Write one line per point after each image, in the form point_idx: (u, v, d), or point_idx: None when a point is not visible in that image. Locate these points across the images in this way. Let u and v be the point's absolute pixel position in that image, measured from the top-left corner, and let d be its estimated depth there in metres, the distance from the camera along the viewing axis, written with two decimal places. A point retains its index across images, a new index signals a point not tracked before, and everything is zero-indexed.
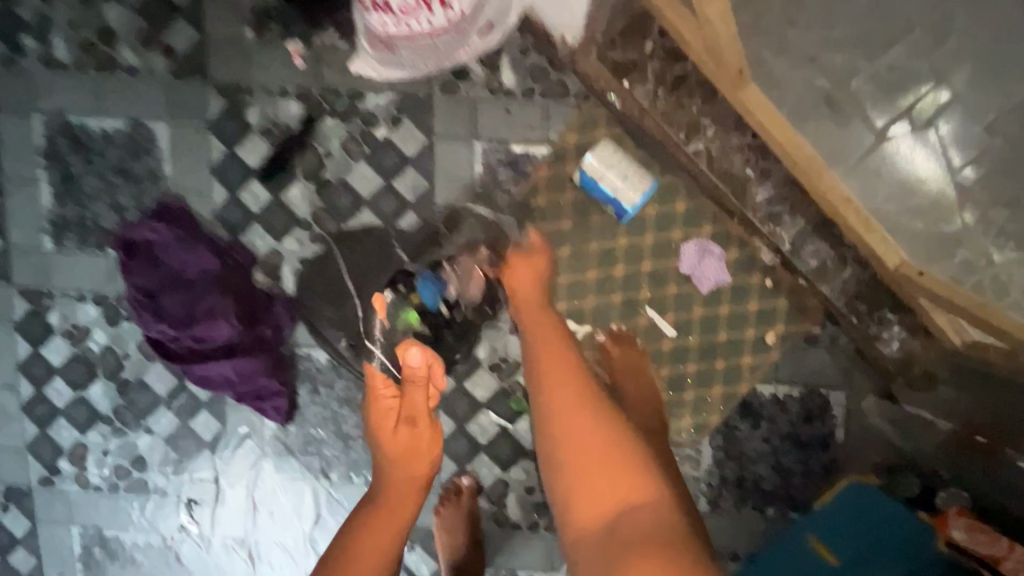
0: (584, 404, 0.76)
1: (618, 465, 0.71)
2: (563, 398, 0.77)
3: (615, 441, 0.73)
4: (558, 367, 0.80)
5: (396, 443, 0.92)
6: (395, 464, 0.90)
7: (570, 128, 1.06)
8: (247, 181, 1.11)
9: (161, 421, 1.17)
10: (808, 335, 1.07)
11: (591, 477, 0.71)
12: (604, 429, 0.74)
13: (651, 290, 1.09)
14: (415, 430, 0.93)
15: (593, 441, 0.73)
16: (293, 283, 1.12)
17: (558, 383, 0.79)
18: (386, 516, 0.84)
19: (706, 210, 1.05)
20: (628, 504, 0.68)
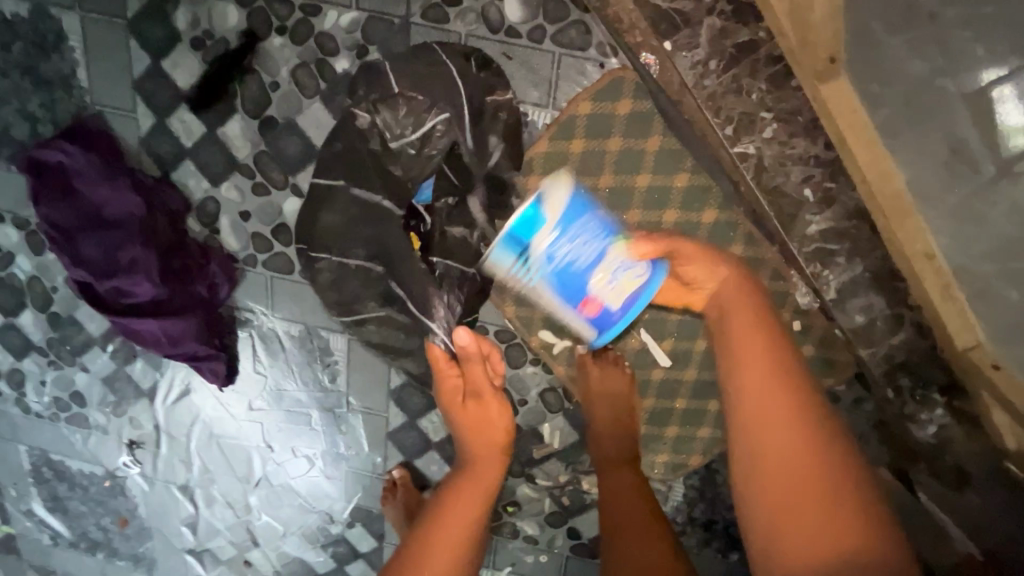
0: (785, 403, 0.56)
1: (814, 467, 0.53)
2: (753, 364, 0.59)
3: (806, 432, 0.55)
4: (750, 351, 0.59)
5: (463, 424, 0.83)
6: (476, 443, 0.82)
7: (584, 92, 0.80)
8: (177, 106, 0.89)
9: (96, 361, 1.08)
10: (827, 392, 0.87)
11: (792, 487, 0.53)
12: (798, 432, 0.55)
13: (650, 311, 0.90)
14: (487, 416, 0.82)
15: (785, 438, 0.55)
16: (231, 237, 0.95)
17: (750, 360, 0.59)
18: (465, 506, 0.76)
19: (741, 226, 0.82)
20: (835, 539, 0.49)
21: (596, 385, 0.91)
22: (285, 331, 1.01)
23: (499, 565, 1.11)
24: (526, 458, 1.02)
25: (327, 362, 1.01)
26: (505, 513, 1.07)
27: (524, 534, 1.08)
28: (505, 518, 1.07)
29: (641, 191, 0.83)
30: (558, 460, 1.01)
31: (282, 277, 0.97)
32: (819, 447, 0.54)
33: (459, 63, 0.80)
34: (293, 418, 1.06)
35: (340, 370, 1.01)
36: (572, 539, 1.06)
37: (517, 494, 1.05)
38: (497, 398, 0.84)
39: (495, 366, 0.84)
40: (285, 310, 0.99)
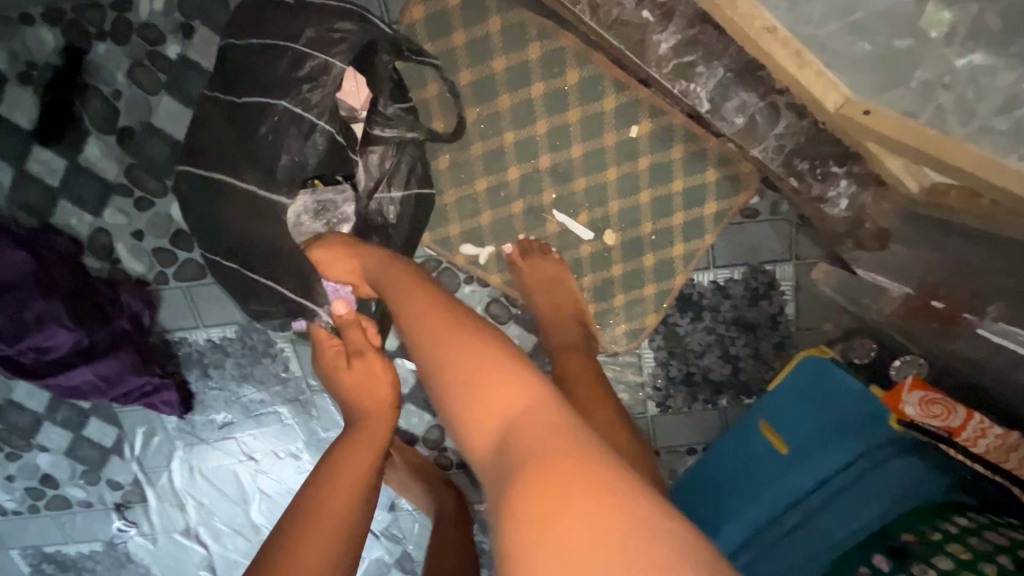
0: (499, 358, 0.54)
1: (508, 381, 0.51)
2: (458, 349, 0.55)
3: (489, 350, 0.54)
4: (438, 332, 0.57)
5: (346, 384, 0.79)
6: (361, 403, 0.75)
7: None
8: (28, 149, 0.86)
9: (52, 437, 1.05)
10: (744, 208, 0.92)
11: (482, 399, 0.51)
12: (528, 391, 0.51)
13: (556, 190, 0.91)
14: (374, 372, 0.78)
15: (473, 363, 0.53)
16: (134, 261, 0.94)
17: (464, 350, 0.55)
18: (357, 455, 0.66)
19: (605, 75, 0.85)
20: (531, 437, 0.47)
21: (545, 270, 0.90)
22: (222, 336, 0.99)
23: None
24: None
25: (274, 351, 1.00)
26: None
27: None
28: None
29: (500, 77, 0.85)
30: None
31: (198, 282, 0.95)
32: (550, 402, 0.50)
33: None
34: (263, 422, 1.05)
35: (291, 355, 1.00)
36: None
37: None
38: (381, 358, 0.80)
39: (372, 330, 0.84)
40: (214, 315, 0.97)
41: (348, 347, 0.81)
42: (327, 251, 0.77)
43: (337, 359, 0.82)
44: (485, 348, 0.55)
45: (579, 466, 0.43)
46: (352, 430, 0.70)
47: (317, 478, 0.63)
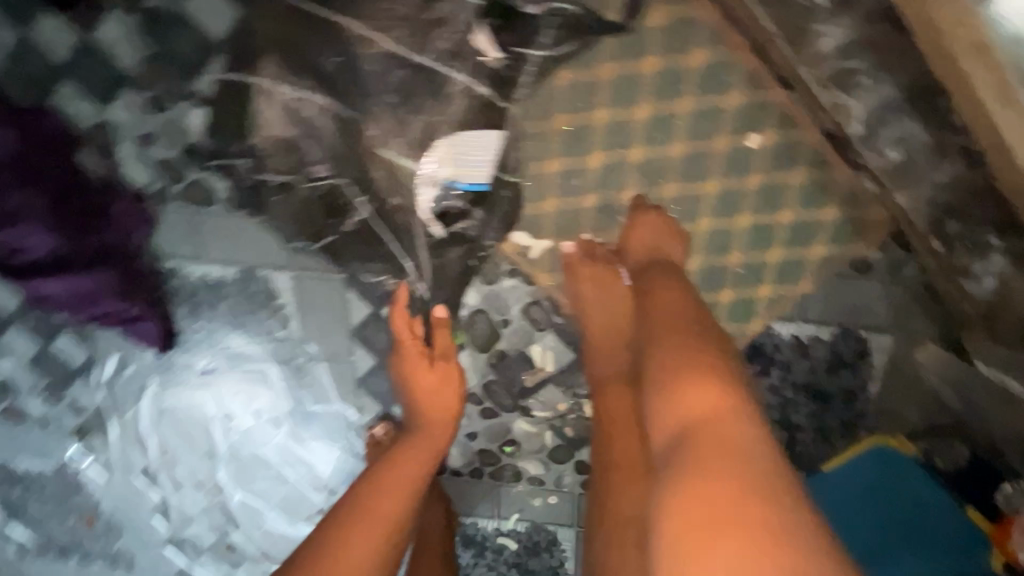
0: (699, 341, 0.56)
1: (698, 362, 0.53)
2: (661, 321, 0.60)
3: (690, 335, 0.57)
4: (661, 306, 0.62)
5: (417, 386, 0.78)
6: (422, 403, 0.77)
7: None
8: (43, 12, 0.74)
9: (18, 342, 0.95)
10: (856, 260, 0.76)
11: (674, 369, 0.54)
12: (719, 377, 0.52)
13: (640, 190, 0.75)
14: (436, 382, 0.77)
15: (677, 342, 0.56)
16: (138, 170, 0.80)
17: (667, 327, 0.59)
18: (409, 462, 0.71)
19: (740, 65, 0.70)
20: (717, 445, 0.46)
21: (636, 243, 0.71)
22: (222, 275, 0.86)
23: (505, 513, 0.98)
24: (517, 388, 0.89)
25: (277, 304, 0.86)
26: (504, 454, 0.94)
27: (528, 476, 0.96)
28: (504, 460, 0.95)
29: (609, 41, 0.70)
30: (555, 386, 0.89)
31: (206, 209, 0.82)
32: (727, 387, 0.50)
33: None
34: (249, 378, 0.93)
35: (293, 313, 0.86)
36: (581, 474, 0.95)
37: (515, 431, 0.93)
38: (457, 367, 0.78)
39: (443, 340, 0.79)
40: (218, 251, 0.84)
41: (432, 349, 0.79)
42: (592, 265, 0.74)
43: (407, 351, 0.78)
44: (690, 329, 0.58)
45: (723, 437, 0.46)
46: (413, 438, 0.74)
47: (362, 483, 0.69)
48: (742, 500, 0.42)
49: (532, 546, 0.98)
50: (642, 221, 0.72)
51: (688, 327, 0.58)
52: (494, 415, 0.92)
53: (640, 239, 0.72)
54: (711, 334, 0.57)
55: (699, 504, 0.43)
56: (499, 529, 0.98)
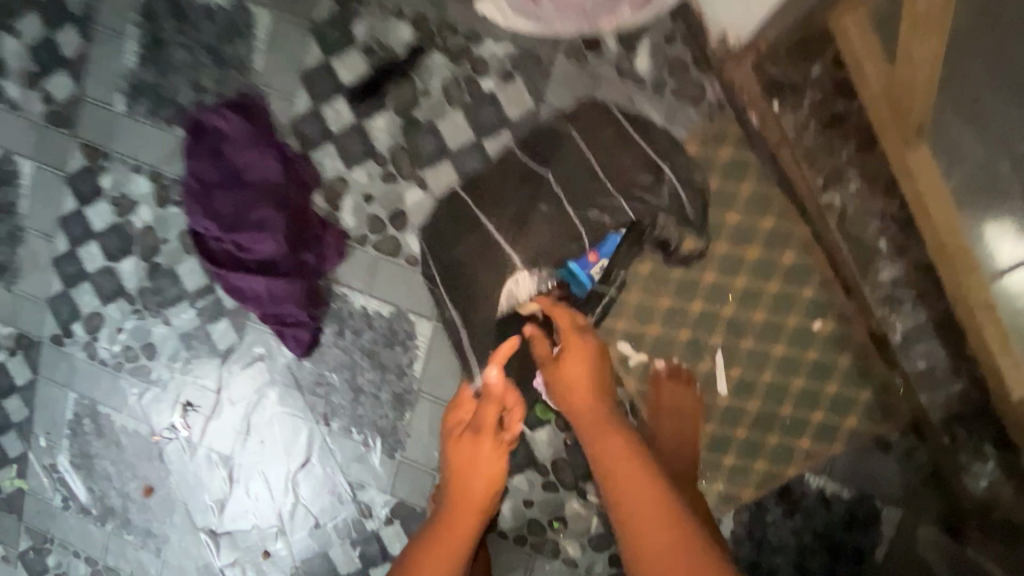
0: (670, 525, 0.70)
1: (680, 553, 0.68)
2: (632, 502, 0.73)
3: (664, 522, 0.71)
4: (627, 483, 0.75)
5: (457, 457, 0.91)
6: (461, 479, 0.90)
7: (694, 138, 0.95)
8: (334, 96, 1.03)
9: (181, 315, 1.13)
10: (881, 439, 0.96)
11: (665, 562, 0.68)
12: (699, 565, 0.67)
13: (724, 337, 0.98)
14: (484, 453, 0.90)
15: (654, 528, 0.70)
16: (350, 217, 1.05)
17: (640, 510, 0.72)
18: (450, 535, 0.85)
19: (816, 271, 0.94)
20: None
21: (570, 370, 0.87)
22: (376, 311, 1.07)
23: None
24: (581, 470, 1.05)
25: (412, 346, 1.06)
26: (550, 529, 1.07)
27: (565, 556, 1.07)
28: (549, 535, 1.07)
29: (728, 229, 0.96)
30: None
31: (388, 259, 1.05)
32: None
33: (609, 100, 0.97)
34: (359, 400, 1.09)
35: (421, 356, 1.06)
36: (612, 567, 1.06)
37: (567, 509, 1.06)
38: (493, 440, 0.91)
39: (513, 413, 0.95)
40: (382, 291, 1.06)
41: (478, 423, 0.93)
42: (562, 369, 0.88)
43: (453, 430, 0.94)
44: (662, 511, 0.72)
45: None
46: (450, 513, 0.87)
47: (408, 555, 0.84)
48: None
49: None
50: (568, 356, 0.88)
51: (662, 504, 0.72)
52: (554, 490, 1.06)
53: (577, 371, 0.87)
54: (681, 510, 0.72)
55: None
56: None
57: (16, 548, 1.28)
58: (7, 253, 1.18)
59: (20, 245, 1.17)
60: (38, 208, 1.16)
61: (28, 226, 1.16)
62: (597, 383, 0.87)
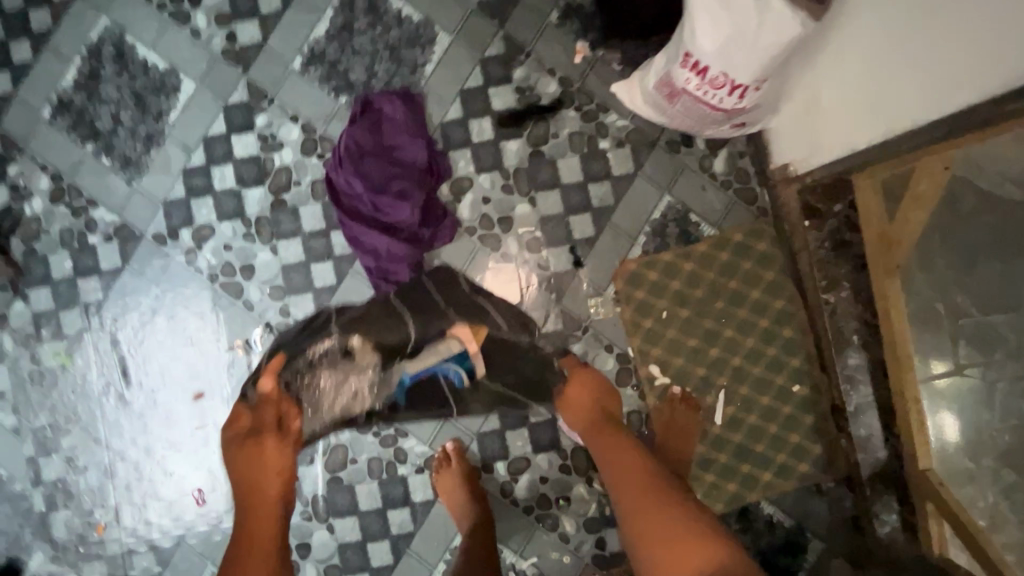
0: (644, 477, 0.94)
1: (652, 493, 0.90)
2: (619, 466, 0.97)
3: (646, 479, 0.93)
4: (613, 457, 0.99)
5: (241, 465, 0.94)
6: (249, 495, 0.91)
7: (740, 229, 1.28)
8: (482, 115, 1.28)
9: (288, 249, 1.28)
10: (821, 485, 1.26)
11: (636, 501, 0.90)
12: (669, 505, 0.88)
13: (729, 380, 1.27)
14: (268, 449, 0.96)
15: (629, 478, 0.94)
16: (466, 210, 1.28)
17: (621, 470, 0.96)
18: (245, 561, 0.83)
19: (804, 348, 1.26)
20: (678, 542, 0.81)
21: (574, 397, 1.10)
22: None
23: (527, 553, 1.27)
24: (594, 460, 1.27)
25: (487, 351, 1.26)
26: (556, 506, 1.27)
27: (561, 531, 1.27)
28: (553, 511, 1.27)
29: (749, 300, 1.27)
30: None
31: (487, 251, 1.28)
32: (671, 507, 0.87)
33: (686, 181, 1.29)
34: None
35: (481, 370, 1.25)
36: (597, 548, 1.27)
37: (573, 491, 1.27)
38: (276, 436, 0.98)
39: (291, 411, 1.03)
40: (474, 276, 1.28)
41: (258, 424, 0.99)
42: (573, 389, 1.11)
43: (237, 439, 0.98)
44: (638, 470, 0.95)
45: (679, 526, 0.84)
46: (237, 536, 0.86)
47: None
48: (684, 558, 0.79)
49: None
50: (575, 381, 1.11)
51: (637, 468, 0.96)
52: (567, 473, 1.27)
53: (577, 396, 1.10)
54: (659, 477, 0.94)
55: (682, 572, 0.78)
56: (514, 565, 1.27)
57: (34, 423, 1.30)
58: (141, 152, 1.30)
59: (156, 148, 1.30)
60: (186, 123, 1.30)
61: (170, 135, 1.30)
62: (596, 399, 1.09)
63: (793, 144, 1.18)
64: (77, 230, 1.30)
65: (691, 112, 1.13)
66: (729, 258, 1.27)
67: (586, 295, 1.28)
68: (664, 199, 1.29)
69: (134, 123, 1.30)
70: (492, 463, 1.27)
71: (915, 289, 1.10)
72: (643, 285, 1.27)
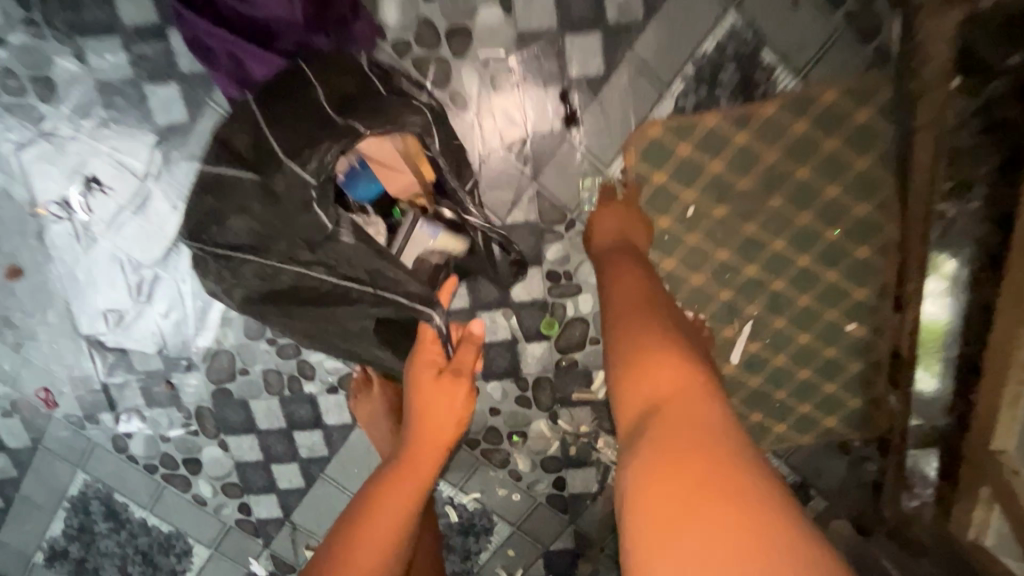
0: (642, 282, 0.69)
1: (651, 299, 0.65)
2: (617, 270, 0.72)
3: (647, 286, 0.68)
4: (615, 259, 0.74)
5: (423, 395, 0.76)
6: (422, 421, 0.76)
7: (838, 83, 0.79)
8: None
9: (104, 57, 0.79)
10: (844, 442, 1.00)
11: (621, 303, 0.65)
12: (667, 320, 0.62)
13: (761, 310, 0.91)
14: (452, 398, 0.76)
15: (625, 279, 0.69)
16: (393, 10, 0.77)
17: (616, 270, 0.72)
18: (396, 495, 0.71)
19: (880, 275, 0.88)
20: (655, 350, 0.57)
21: (606, 224, 0.80)
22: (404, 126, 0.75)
23: (469, 487, 1.04)
24: (562, 395, 0.97)
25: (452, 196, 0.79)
26: (507, 441, 1.01)
27: (512, 468, 1.02)
28: (505, 446, 1.01)
29: (821, 201, 0.84)
30: (591, 409, 0.98)
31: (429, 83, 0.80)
32: (665, 318, 0.62)
33: None
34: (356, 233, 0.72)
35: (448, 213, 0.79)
36: (554, 488, 1.04)
37: (532, 427, 1.00)
38: (467, 390, 0.77)
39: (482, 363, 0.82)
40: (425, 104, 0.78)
41: (450, 363, 0.78)
42: (599, 216, 0.81)
43: (426, 367, 0.77)
44: (641, 276, 0.70)
45: (667, 337, 0.58)
46: (400, 464, 0.74)
47: (356, 512, 0.70)
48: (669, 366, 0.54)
49: (468, 526, 1.06)
50: (614, 208, 0.81)
51: (639, 274, 0.70)
52: (525, 406, 0.98)
53: (616, 220, 0.80)
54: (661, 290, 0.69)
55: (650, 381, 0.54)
56: (452, 498, 1.05)
57: None
58: None
59: None
60: None
61: None
62: (630, 226, 0.80)
63: None
64: None
65: None
66: (809, 130, 0.81)
67: (578, 173, 0.84)
68: (725, 19, 0.77)
69: None
70: None
71: None
72: (666, 164, 0.83)
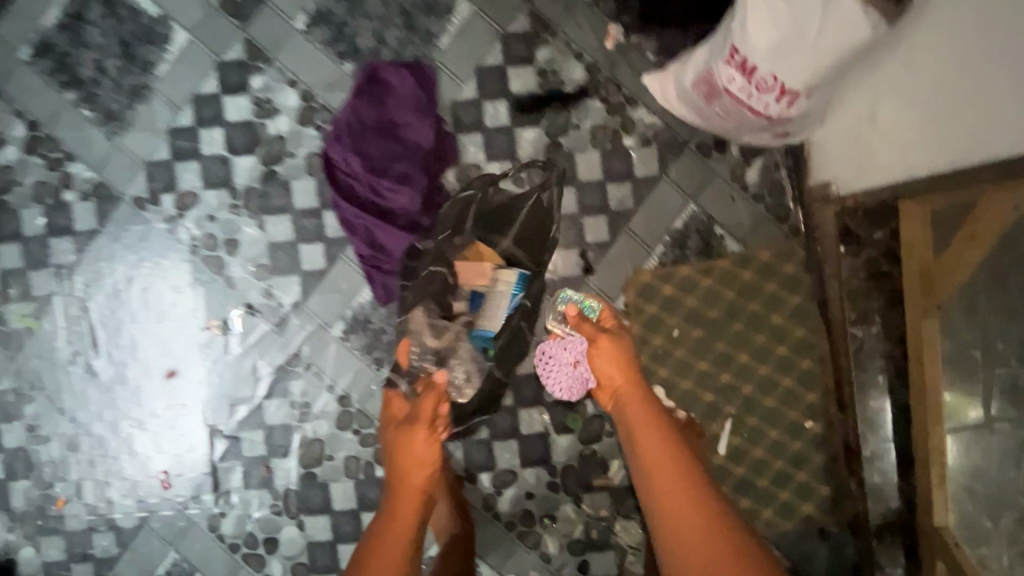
0: (674, 463, 0.86)
1: (685, 485, 0.84)
2: (652, 450, 0.88)
3: (678, 464, 0.86)
4: (644, 431, 0.91)
5: (392, 446, 0.97)
6: (397, 467, 0.95)
7: (768, 247, 1.17)
8: (498, 99, 1.17)
9: (277, 226, 1.18)
10: (822, 528, 1.18)
11: (668, 496, 0.84)
12: (702, 503, 0.82)
13: (737, 409, 1.18)
14: (417, 444, 0.95)
15: (659, 458, 0.88)
16: None
17: (649, 446, 0.90)
18: (386, 539, 0.88)
19: (824, 382, 1.17)
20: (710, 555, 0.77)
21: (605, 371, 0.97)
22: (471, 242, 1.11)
23: (505, 568, 1.20)
24: (584, 481, 1.19)
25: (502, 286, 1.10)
26: (539, 523, 1.20)
27: (543, 550, 1.20)
28: (537, 528, 1.20)
29: (770, 326, 1.17)
30: (609, 495, 1.19)
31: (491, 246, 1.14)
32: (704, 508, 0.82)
33: (714, 191, 1.18)
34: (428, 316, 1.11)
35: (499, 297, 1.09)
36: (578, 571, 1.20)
37: (560, 510, 1.20)
38: (426, 432, 0.96)
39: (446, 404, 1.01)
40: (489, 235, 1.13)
41: (415, 415, 0.98)
42: (599, 362, 0.98)
43: (394, 426, 1.00)
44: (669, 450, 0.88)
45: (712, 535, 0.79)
46: (387, 513, 0.92)
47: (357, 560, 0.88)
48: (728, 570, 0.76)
49: None
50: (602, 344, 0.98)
51: (669, 449, 0.88)
52: (554, 491, 1.20)
53: (611, 362, 0.97)
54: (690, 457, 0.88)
55: None
56: None
57: None
58: (124, 105, 1.19)
59: (141, 103, 1.19)
60: (175, 77, 1.19)
61: (158, 89, 1.19)
62: (628, 369, 0.96)
63: (839, 163, 1.06)
64: (51, 185, 1.20)
65: (733, 120, 1.03)
66: (753, 278, 1.17)
67: None
68: (688, 208, 1.18)
69: (119, 73, 1.19)
70: (476, 472, 1.20)
71: (956, 334, 0.95)
72: (656, 300, 1.17)
